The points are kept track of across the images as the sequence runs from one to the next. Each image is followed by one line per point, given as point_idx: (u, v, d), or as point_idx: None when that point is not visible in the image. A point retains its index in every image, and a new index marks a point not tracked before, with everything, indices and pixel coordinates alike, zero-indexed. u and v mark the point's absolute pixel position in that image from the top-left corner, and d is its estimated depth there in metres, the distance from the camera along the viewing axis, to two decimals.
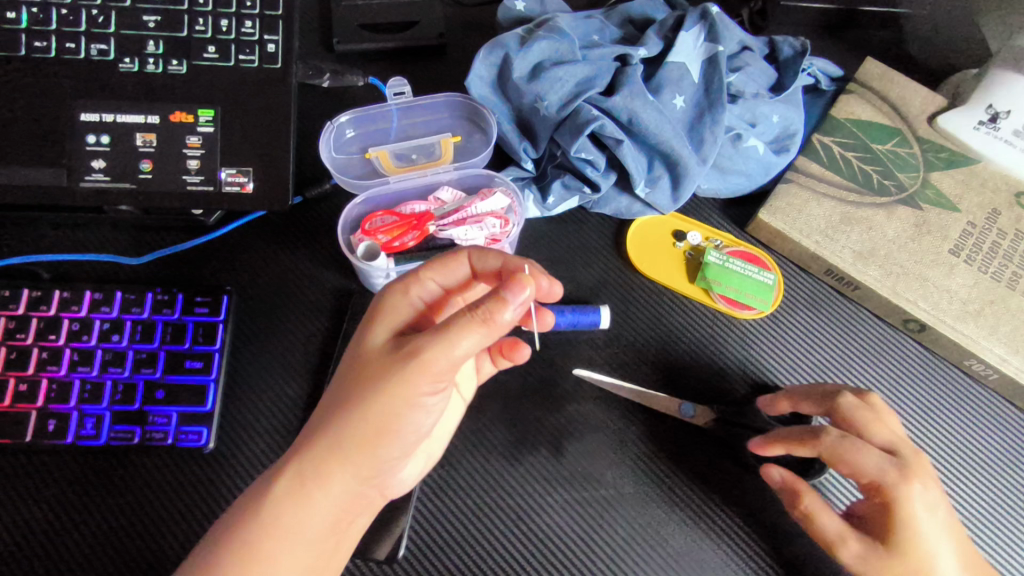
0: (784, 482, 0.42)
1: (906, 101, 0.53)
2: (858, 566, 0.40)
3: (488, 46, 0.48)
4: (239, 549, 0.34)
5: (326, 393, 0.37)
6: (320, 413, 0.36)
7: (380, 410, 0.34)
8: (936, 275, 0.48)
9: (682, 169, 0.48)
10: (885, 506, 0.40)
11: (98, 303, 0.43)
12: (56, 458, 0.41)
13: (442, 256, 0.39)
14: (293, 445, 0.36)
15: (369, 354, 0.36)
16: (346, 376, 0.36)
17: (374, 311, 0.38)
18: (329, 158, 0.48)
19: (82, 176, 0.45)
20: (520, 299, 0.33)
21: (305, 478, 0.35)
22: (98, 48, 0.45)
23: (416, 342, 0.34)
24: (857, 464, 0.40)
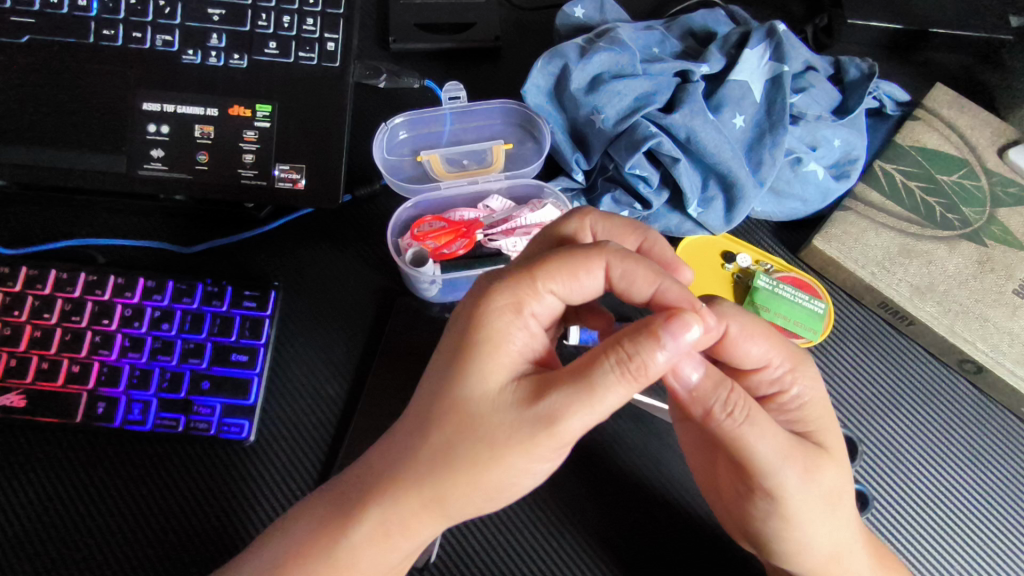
0: (703, 381, 0.35)
1: (977, 131, 0.51)
2: (800, 484, 0.36)
3: (547, 55, 0.47)
4: None
5: (414, 432, 0.32)
6: (406, 456, 0.32)
7: (499, 475, 0.31)
8: (998, 316, 0.46)
9: (739, 191, 0.47)
10: (803, 400, 0.38)
11: (151, 291, 0.44)
12: (94, 453, 0.42)
13: (566, 265, 0.34)
14: (371, 484, 0.33)
15: (479, 402, 0.31)
16: (443, 423, 0.32)
17: (479, 337, 0.32)
18: (381, 159, 0.48)
19: (141, 164, 0.46)
20: (677, 343, 0.31)
21: (394, 531, 0.32)
22: (163, 38, 0.46)
23: (554, 402, 0.30)
24: (773, 342, 0.38)
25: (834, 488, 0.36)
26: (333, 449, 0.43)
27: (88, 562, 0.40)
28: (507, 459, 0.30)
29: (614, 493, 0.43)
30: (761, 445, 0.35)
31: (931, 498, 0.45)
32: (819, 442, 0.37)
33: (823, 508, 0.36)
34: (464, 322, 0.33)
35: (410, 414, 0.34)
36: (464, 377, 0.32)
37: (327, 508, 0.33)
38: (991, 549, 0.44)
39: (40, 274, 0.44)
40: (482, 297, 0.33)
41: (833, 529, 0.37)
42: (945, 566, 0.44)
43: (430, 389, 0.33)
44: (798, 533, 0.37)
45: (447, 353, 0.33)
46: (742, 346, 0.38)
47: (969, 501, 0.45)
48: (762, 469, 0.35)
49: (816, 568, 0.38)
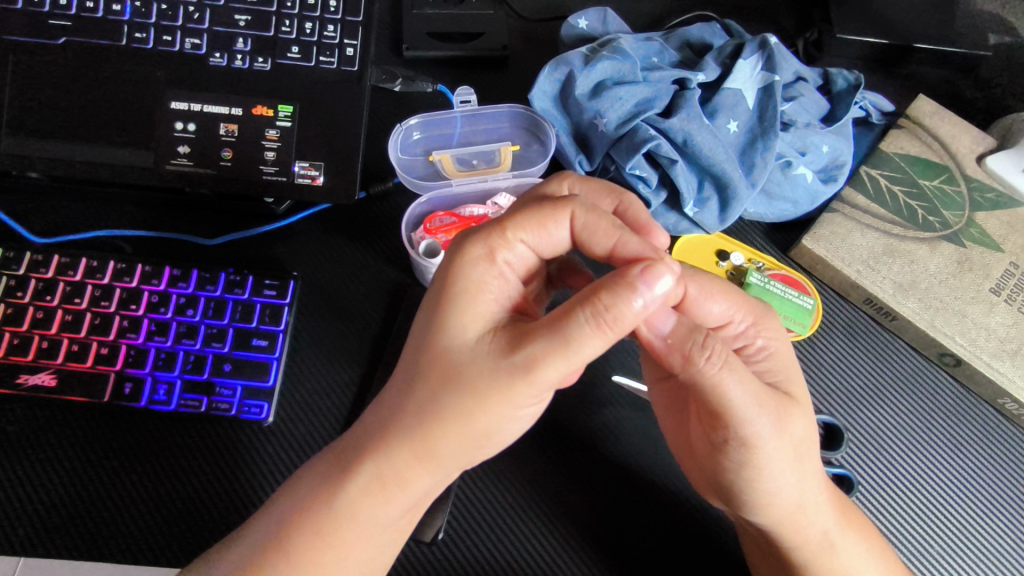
0: (675, 331, 0.37)
1: (957, 139, 0.54)
2: (770, 429, 0.38)
3: (553, 63, 0.50)
4: (310, 539, 0.35)
5: (405, 383, 0.35)
6: (401, 405, 0.35)
7: (485, 422, 0.33)
8: (976, 312, 0.49)
9: (732, 192, 0.49)
10: (767, 351, 0.42)
11: (176, 278, 0.46)
12: (112, 426, 0.44)
13: (537, 217, 0.37)
14: (366, 440, 0.35)
15: (461, 351, 0.34)
16: (431, 374, 0.34)
17: (457, 289, 0.35)
18: (396, 158, 0.51)
19: (169, 160, 0.49)
20: (651, 292, 0.33)
21: (393, 484, 0.35)
22: (192, 42, 0.48)
23: (533, 351, 0.32)
24: (736, 301, 0.42)
25: (802, 438, 0.39)
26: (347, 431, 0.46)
27: (106, 530, 0.42)
28: (488, 406, 0.33)
29: (613, 475, 0.46)
30: (733, 391, 0.37)
31: (911, 482, 0.48)
32: (786, 391, 0.41)
33: (791, 457, 0.39)
34: (442, 275, 0.36)
35: (403, 367, 0.36)
36: (444, 326, 0.34)
37: (334, 471, 0.35)
38: (968, 529, 0.47)
39: (71, 262, 0.46)
40: (459, 250, 0.36)
41: (800, 479, 0.39)
42: (924, 545, 0.46)
43: (418, 344, 0.35)
44: (767, 482, 0.39)
45: (428, 305, 0.36)
46: (702, 305, 0.42)
47: (947, 486, 0.48)
48: (725, 413, 0.38)
49: (782, 520, 0.40)
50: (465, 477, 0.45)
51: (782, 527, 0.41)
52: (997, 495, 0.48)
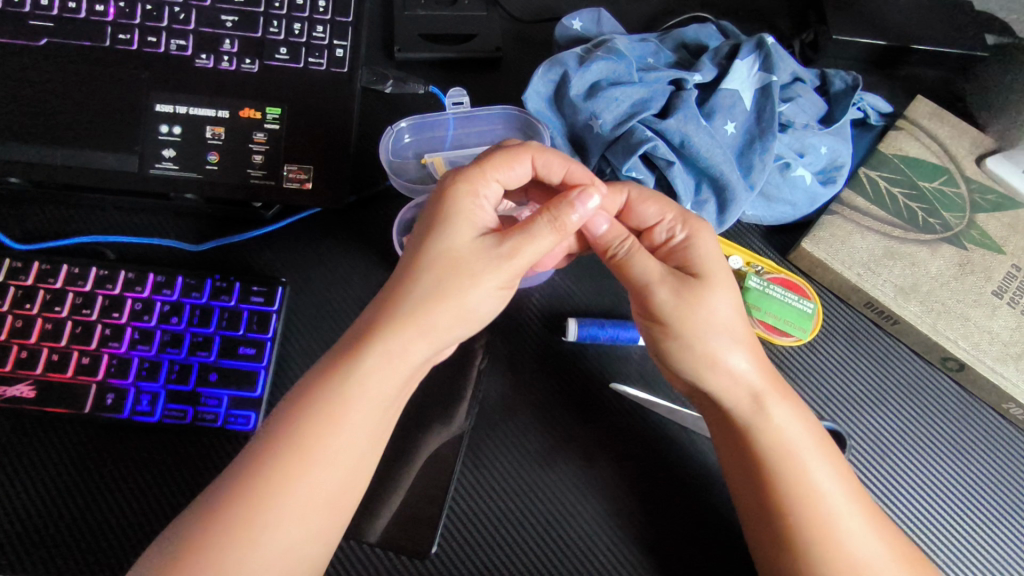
0: (608, 230, 0.44)
1: (956, 141, 0.54)
2: (672, 302, 0.42)
3: (547, 63, 0.49)
4: (318, 423, 0.36)
5: (393, 283, 0.38)
6: (383, 304, 0.38)
7: (475, 296, 0.38)
8: (978, 315, 0.48)
9: (730, 194, 0.48)
10: (686, 243, 0.44)
11: (160, 285, 0.45)
12: (88, 447, 0.43)
13: (503, 153, 0.41)
14: (360, 328, 0.37)
15: (455, 250, 0.38)
16: (435, 266, 0.38)
17: (449, 209, 0.39)
18: (387, 160, 0.49)
19: (153, 163, 0.47)
20: (585, 208, 0.39)
21: (352, 398, 0.36)
22: (177, 43, 0.48)
23: (512, 243, 0.38)
24: (662, 200, 0.45)
25: (713, 313, 0.42)
26: None
27: (82, 557, 0.40)
28: (480, 279, 0.38)
29: (610, 485, 0.45)
30: (642, 270, 0.43)
31: (909, 487, 0.47)
32: (698, 272, 0.43)
33: (719, 333, 0.42)
34: (435, 203, 0.40)
35: (393, 279, 0.39)
36: (446, 232, 0.39)
37: (339, 356, 0.37)
38: (974, 537, 0.46)
39: (52, 269, 0.45)
40: (445, 186, 0.40)
41: (732, 347, 0.42)
42: (931, 554, 0.46)
43: (414, 247, 0.39)
44: (710, 363, 0.42)
45: (422, 223, 0.40)
46: (640, 208, 0.45)
47: (949, 494, 0.47)
48: (646, 293, 0.43)
49: (726, 395, 0.42)
50: (457, 488, 0.44)
51: (724, 407, 0.42)
52: (996, 503, 0.47)
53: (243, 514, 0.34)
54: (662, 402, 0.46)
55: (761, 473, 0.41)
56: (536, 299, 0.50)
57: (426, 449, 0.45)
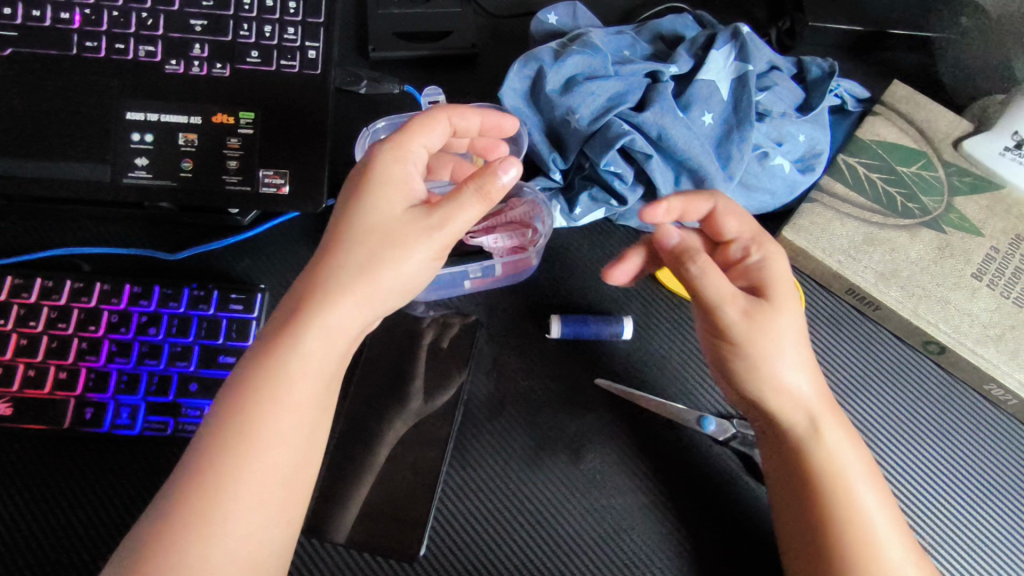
0: (680, 241, 0.43)
1: (933, 124, 0.54)
2: (741, 322, 0.41)
3: (522, 59, 0.49)
4: (260, 402, 0.36)
5: (320, 259, 0.38)
6: (310, 282, 0.37)
7: (409, 268, 0.37)
8: (958, 298, 0.48)
9: (709, 185, 0.48)
10: (762, 263, 0.43)
11: (137, 296, 0.45)
12: (73, 466, 0.42)
13: (421, 119, 0.40)
14: (294, 305, 0.37)
15: (387, 223, 0.37)
16: (366, 240, 0.37)
17: (376, 180, 0.38)
18: (364, 162, 0.49)
19: (126, 172, 0.47)
20: (511, 173, 0.38)
21: (277, 376, 0.36)
22: (146, 49, 0.47)
23: (443, 211, 0.38)
24: (742, 218, 0.44)
25: (781, 336, 0.41)
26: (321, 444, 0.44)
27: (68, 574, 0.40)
28: (412, 249, 0.37)
29: (597, 481, 0.45)
30: (713, 288, 0.41)
31: (888, 465, 0.48)
32: (768, 294, 0.42)
33: (787, 353, 0.41)
34: (361, 175, 0.39)
35: (319, 255, 0.38)
36: (372, 205, 0.38)
37: (281, 335, 0.36)
38: (960, 517, 0.47)
39: (25, 283, 0.44)
40: (371, 157, 0.39)
41: (796, 369, 0.41)
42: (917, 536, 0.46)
43: (339, 220, 0.38)
44: (773, 378, 0.41)
45: (348, 194, 0.39)
46: (721, 223, 0.44)
47: (934, 477, 0.48)
48: (714, 311, 0.41)
49: (781, 411, 0.42)
50: (444, 489, 0.44)
51: (783, 425, 0.42)
52: (976, 479, 0.48)
53: (195, 508, 0.34)
54: (646, 395, 0.47)
55: (810, 488, 0.41)
56: (520, 297, 0.50)
57: (412, 452, 0.45)
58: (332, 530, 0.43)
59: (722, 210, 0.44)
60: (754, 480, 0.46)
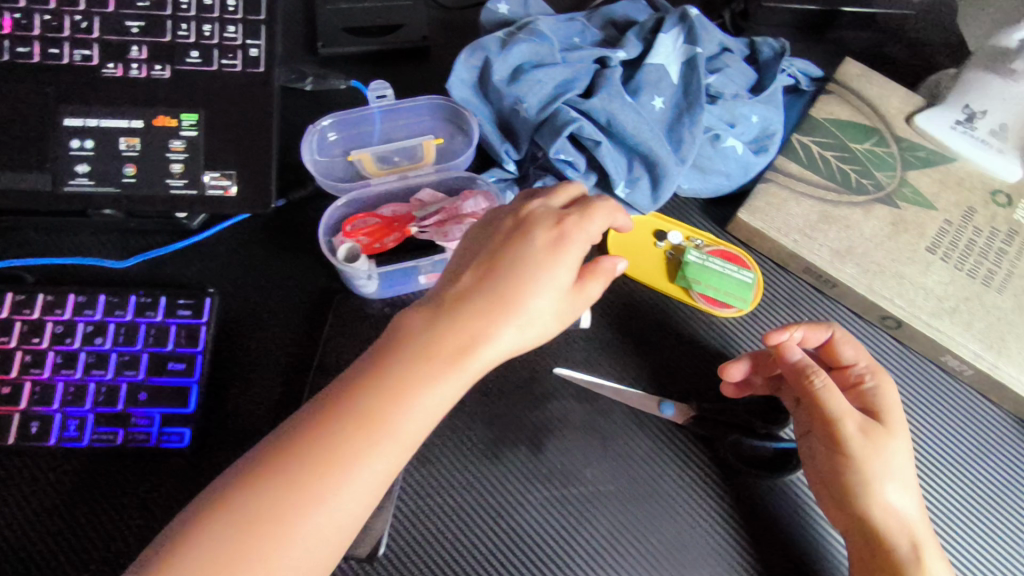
0: (803, 359, 0.44)
1: (884, 100, 0.54)
2: (857, 440, 0.42)
3: (469, 49, 0.48)
4: (387, 425, 0.34)
5: (489, 303, 0.36)
6: (471, 329, 0.35)
7: (540, 337, 0.37)
8: (913, 273, 0.49)
9: (661, 170, 0.48)
10: (877, 391, 0.45)
11: (82, 306, 0.44)
12: (24, 481, 0.41)
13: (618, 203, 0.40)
14: (459, 341, 0.35)
15: (559, 294, 0.37)
16: (531, 304, 0.36)
17: (569, 247, 0.37)
18: (311, 160, 0.48)
19: (67, 180, 0.45)
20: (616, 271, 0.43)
21: (410, 441, 0.34)
22: (81, 53, 0.45)
23: (595, 291, 0.39)
24: (860, 346, 0.46)
25: (897, 461, 0.43)
26: None
27: None
28: (558, 321, 0.38)
29: (559, 472, 0.45)
30: (836, 405, 0.43)
31: None
32: (884, 420, 0.44)
33: (899, 475, 0.43)
34: (552, 232, 0.38)
35: (481, 297, 0.36)
36: (549, 276, 0.37)
37: (442, 364, 0.35)
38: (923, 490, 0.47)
39: None
40: (559, 222, 0.38)
41: (906, 492, 0.43)
42: None
43: (512, 270, 0.37)
44: (881, 496, 0.42)
45: (519, 242, 0.38)
46: (840, 349, 0.46)
47: None
48: (834, 425, 0.43)
49: (887, 529, 0.42)
50: (404, 488, 0.44)
51: (888, 546, 0.42)
52: (938, 447, 0.48)
53: (268, 507, 0.32)
54: (606, 382, 0.47)
55: None
56: None
57: None
58: None
59: (840, 338, 0.46)
60: (715, 461, 0.46)
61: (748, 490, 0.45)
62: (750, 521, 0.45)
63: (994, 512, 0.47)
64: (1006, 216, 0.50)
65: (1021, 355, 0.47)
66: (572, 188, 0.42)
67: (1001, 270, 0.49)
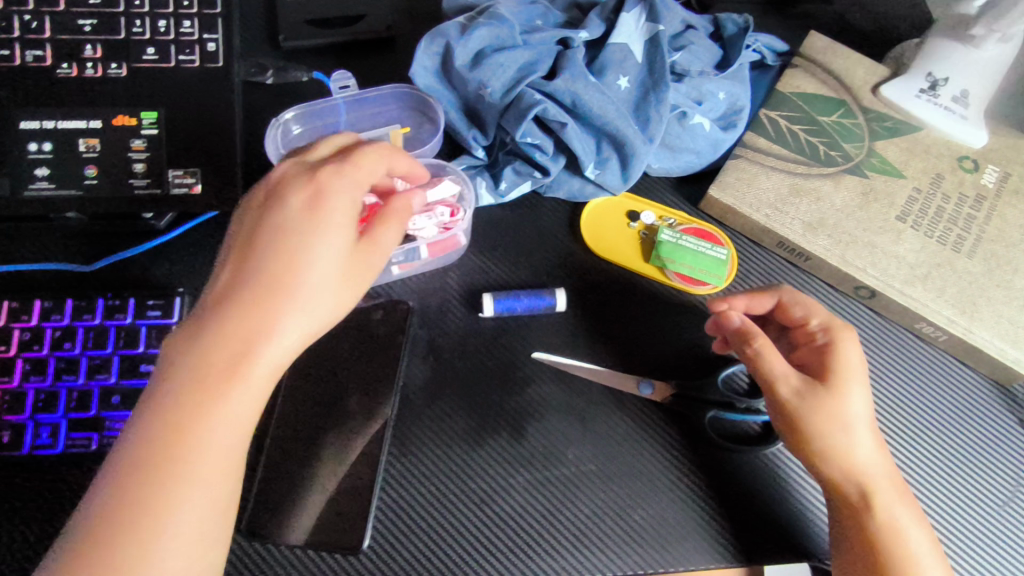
0: (744, 324, 0.44)
1: (851, 72, 0.54)
2: (797, 401, 0.42)
3: (429, 36, 0.48)
4: (208, 405, 0.33)
5: (211, 304, 0.35)
6: (267, 313, 0.35)
7: (349, 291, 0.37)
8: (884, 242, 0.49)
9: (629, 149, 0.48)
10: (830, 347, 0.44)
11: (48, 312, 0.43)
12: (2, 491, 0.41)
13: (379, 150, 0.39)
14: (214, 325, 0.34)
15: (294, 266, 0.35)
16: (266, 277, 0.35)
17: (258, 234, 0.36)
18: (275, 155, 0.48)
19: (26, 185, 0.45)
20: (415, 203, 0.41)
21: (250, 395, 0.34)
22: (33, 54, 0.44)
23: (382, 237, 0.39)
24: (811, 305, 0.45)
25: (846, 415, 0.42)
26: (258, 443, 0.44)
27: None
28: (344, 272, 0.37)
29: (541, 455, 0.45)
30: (776, 367, 0.43)
31: None
32: (829, 377, 0.43)
33: (850, 427, 0.42)
34: (252, 232, 0.36)
35: (246, 288, 0.35)
36: (313, 245, 0.36)
37: (241, 345, 0.34)
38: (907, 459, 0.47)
39: None
40: (282, 201, 0.37)
41: (862, 445, 0.42)
42: None
43: (271, 248, 0.36)
44: (835, 446, 0.42)
45: (242, 238, 0.37)
46: (790, 311, 0.46)
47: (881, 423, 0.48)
48: (772, 387, 0.43)
49: (840, 475, 0.42)
50: (386, 480, 0.43)
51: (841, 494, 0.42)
52: (919, 417, 0.48)
53: (121, 520, 0.31)
54: (584, 364, 0.47)
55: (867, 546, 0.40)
56: (454, 278, 0.49)
57: (350, 443, 0.44)
58: (269, 531, 0.42)
59: (789, 300, 0.46)
60: (696, 437, 0.46)
61: (729, 465, 0.46)
62: (734, 496, 0.45)
63: (977, 477, 0.47)
64: (974, 180, 0.51)
65: (993, 318, 0.47)
66: (339, 137, 0.40)
67: (970, 235, 0.49)
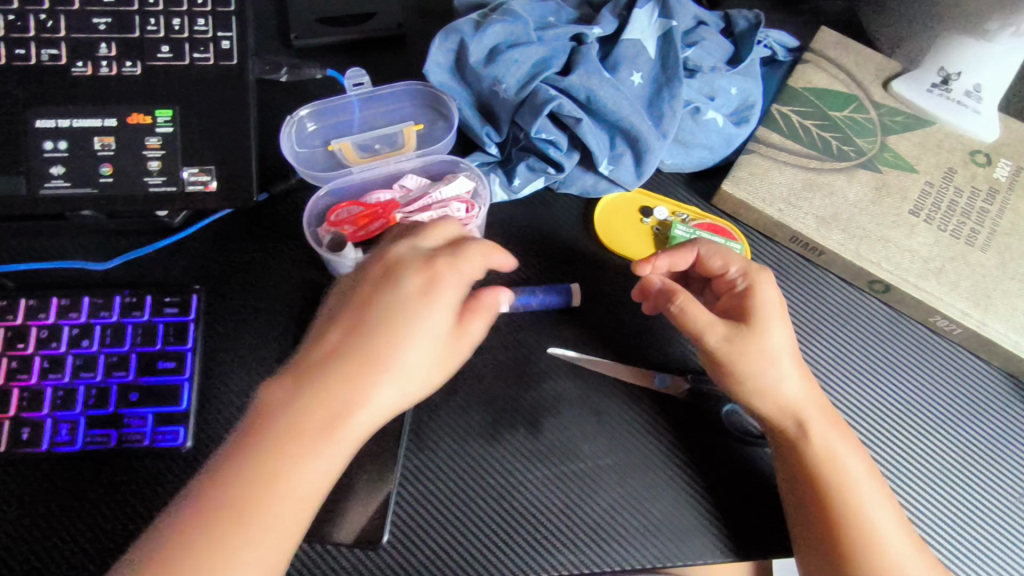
0: (664, 284, 0.44)
1: (861, 67, 0.54)
2: (725, 349, 0.43)
3: (443, 32, 0.48)
4: (294, 457, 0.36)
5: (313, 365, 0.37)
6: (355, 383, 0.37)
7: (437, 373, 0.38)
8: (898, 236, 0.49)
9: (643, 145, 0.48)
10: (749, 292, 0.44)
11: (65, 309, 0.43)
12: (20, 488, 0.40)
13: (479, 248, 0.40)
14: (309, 393, 0.37)
15: (382, 343, 0.37)
16: (363, 351, 0.37)
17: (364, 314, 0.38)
18: (291, 152, 0.48)
19: (42, 183, 0.45)
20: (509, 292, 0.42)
21: (343, 448, 0.37)
22: (49, 53, 0.44)
23: (475, 327, 0.39)
24: (727, 254, 0.46)
25: (772, 351, 0.43)
26: None
27: None
28: (430, 361, 0.38)
29: (557, 450, 0.45)
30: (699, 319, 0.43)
31: (845, 402, 0.48)
32: (751, 321, 0.43)
33: (775, 364, 0.43)
34: (366, 298, 0.39)
35: (340, 360, 0.37)
36: (411, 324, 0.38)
37: (329, 410, 0.36)
38: (920, 451, 0.47)
39: None
40: (400, 278, 0.39)
41: (788, 379, 0.43)
42: (894, 474, 0.46)
43: (381, 328, 0.38)
44: (762, 382, 0.43)
45: (349, 305, 0.39)
46: (708, 262, 0.46)
47: (894, 415, 0.48)
48: (701, 340, 0.43)
49: (773, 408, 0.43)
50: (403, 476, 0.43)
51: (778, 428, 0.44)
52: (934, 410, 0.48)
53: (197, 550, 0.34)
54: (599, 359, 0.47)
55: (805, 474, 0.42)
56: None
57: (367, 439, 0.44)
58: None
59: (705, 253, 0.46)
60: (711, 431, 0.46)
61: (745, 459, 0.46)
62: (749, 489, 0.45)
63: (991, 469, 0.47)
64: (985, 174, 0.51)
65: (1007, 311, 0.47)
66: (447, 225, 0.42)
67: (983, 229, 0.49)
